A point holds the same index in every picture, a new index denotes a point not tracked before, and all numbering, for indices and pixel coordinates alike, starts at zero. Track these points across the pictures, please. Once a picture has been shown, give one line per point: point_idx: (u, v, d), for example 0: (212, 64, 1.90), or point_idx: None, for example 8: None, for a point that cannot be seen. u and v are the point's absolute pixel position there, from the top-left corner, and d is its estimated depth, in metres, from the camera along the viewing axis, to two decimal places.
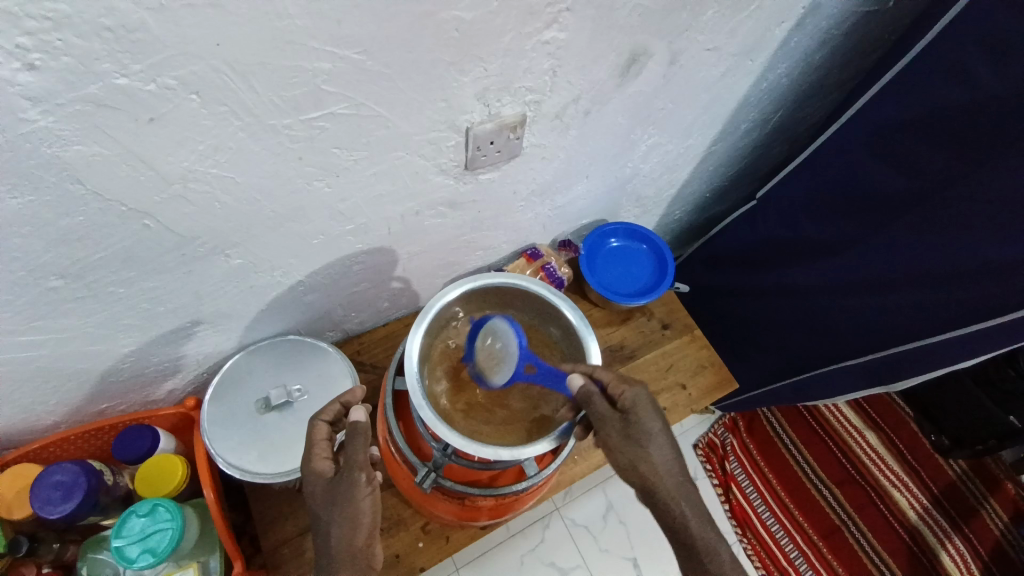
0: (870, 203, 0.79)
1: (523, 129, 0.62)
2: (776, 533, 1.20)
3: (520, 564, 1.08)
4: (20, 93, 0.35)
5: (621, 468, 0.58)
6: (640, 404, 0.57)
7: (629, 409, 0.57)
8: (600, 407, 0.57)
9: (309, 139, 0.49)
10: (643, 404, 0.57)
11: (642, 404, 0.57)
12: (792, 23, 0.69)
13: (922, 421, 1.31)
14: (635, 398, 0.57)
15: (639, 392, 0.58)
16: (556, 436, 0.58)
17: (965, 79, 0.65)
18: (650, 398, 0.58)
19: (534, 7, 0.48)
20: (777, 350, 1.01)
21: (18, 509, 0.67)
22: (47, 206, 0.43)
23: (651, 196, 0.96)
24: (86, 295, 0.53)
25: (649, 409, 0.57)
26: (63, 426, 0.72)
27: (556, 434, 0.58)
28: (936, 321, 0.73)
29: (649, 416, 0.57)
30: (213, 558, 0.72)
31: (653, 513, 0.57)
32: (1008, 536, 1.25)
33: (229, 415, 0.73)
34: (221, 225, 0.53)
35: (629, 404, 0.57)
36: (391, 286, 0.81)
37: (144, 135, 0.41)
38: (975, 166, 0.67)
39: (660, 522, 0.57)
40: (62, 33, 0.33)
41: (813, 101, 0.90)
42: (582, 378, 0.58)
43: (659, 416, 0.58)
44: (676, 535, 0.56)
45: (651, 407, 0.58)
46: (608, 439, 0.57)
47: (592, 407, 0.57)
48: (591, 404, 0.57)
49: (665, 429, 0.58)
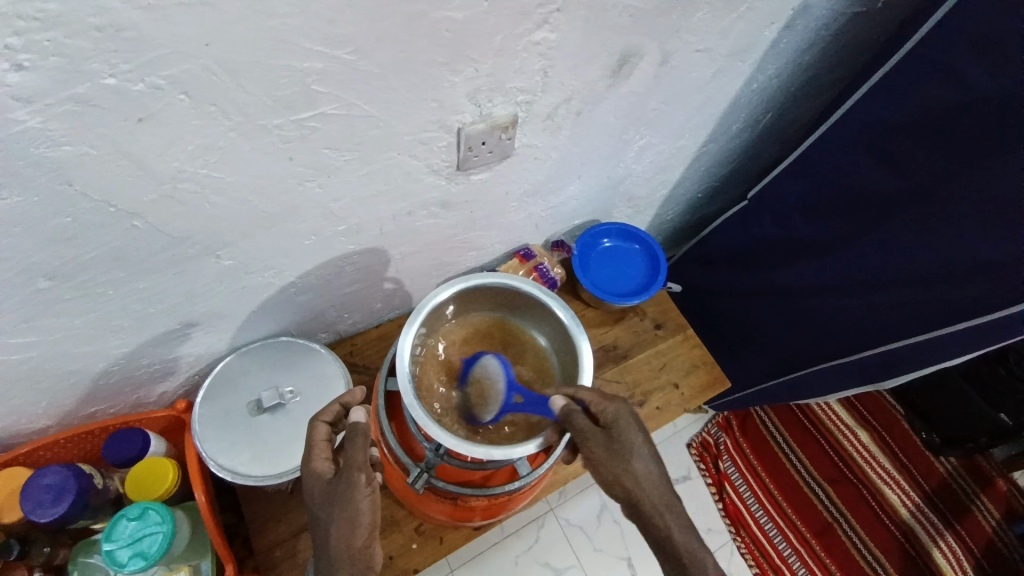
0: (861, 202, 0.79)
1: (515, 129, 0.62)
2: (770, 532, 1.20)
3: (515, 564, 1.08)
4: (9, 93, 0.35)
5: (607, 484, 0.57)
6: (622, 419, 0.58)
7: (611, 425, 0.58)
8: (581, 424, 0.58)
9: (300, 139, 0.49)
10: (624, 419, 0.58)
11: (623, 419, 0.58)
12: (783, 24, 0.70)
13: (913, 419, 1.32)
14: (617, 413, 0.58)
15: (620, 408, 0.59)
16: (541, 440, 0.58)
17: (954, 79, 0.66)
18: (631, 413, 0.59)
19: (526, 7, 0.48)
20: (769, 349, 1.01)
21: (9, 512, 0.66)
22: (37, 206, 0.43)
23: (644, 196, 0.96)
24: (77, 296, 0.53)
25: (631, 424, 0.58)
26: (53, 429, 0.71)
27: (541, 436, 0.58)
28: (927, 319, 0.74)
29: (631, 431, 0.58)
30: (205, 560, 0.71)
31: (640, 529, 0.57)
32: (1000, 533, 1.26)
33: (221, 416, 0.73)
34: (213, 225, 0.53)
35: (611, 419, 0.58)
36: (385, 286, 0.81)
37: (134, 135, 0.41)
38: (965, 165, 0.67)
39: (648, 538, 0.57)
40: (52, 33, 0.33)
41: (803, 102, 0.91)
42: (564, 398, 0.60)
43: (641, 430, 0.58)
44: (666, 554, 0.55)
45: (633, 423, 0.58)
46: (592, 453, 0.57)
47: (573, 424, 0.58)
48: (573, 422, 0.58)
49: (647, 445, 0.58)
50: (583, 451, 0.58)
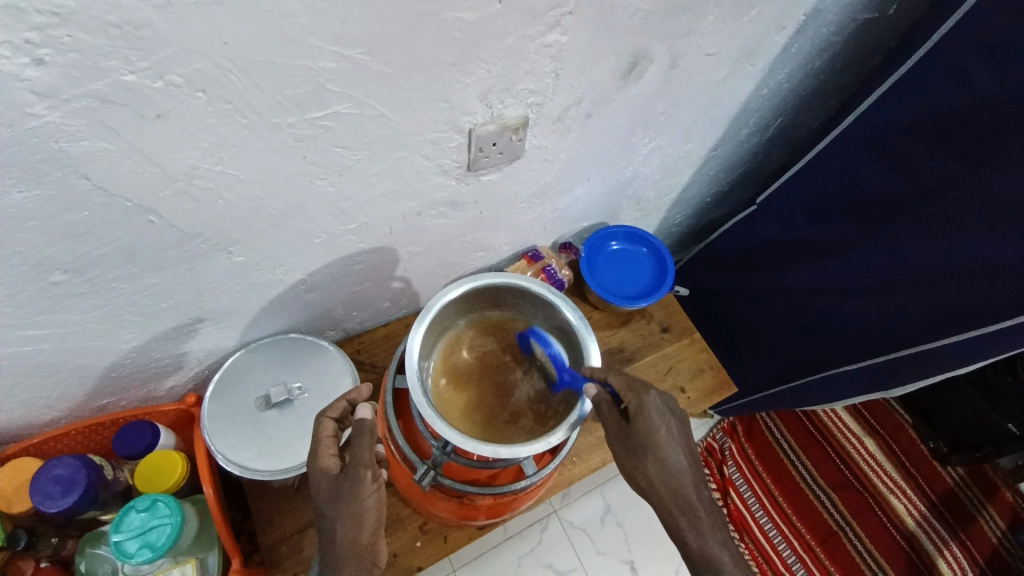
0: (870, 207, 0.79)
1: (525, 130, 0.62)
2: (774, 538, 1.20)
3: (518, 565, 1.08)
4: (27, 88, 0.36)
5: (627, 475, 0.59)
6: (645, 411, 0.58)
7: (633, 417, 0.58)
8: (606, 414, 0.59)
9: (312, 137, 0.49)
10: (646, 413, 0.57)
11: (646, 411, 0.58)
12: (793, 29, 0.70)
13: (920, 425, 1.31)
14: (640, 405, 0.58)
15: (646, 400, 0.58)
16: (559, 432, 0.58)
17: (964, 85, 0.66)
18: (659, 406, 0.58)
19: (536, 9, 0.48)
20: (776, 353, 1.01)
21: (18, 503, 0.67)
22: (52, 201, 0.43)
23: (652, 199, 0.96)
24: (89, 290, 0.54)
25: (654, 416, 0.57)
26: (63, 421, 0.72)
27: (559, 431, 0.58)
28: (935, 325, 0.73)
29: (653, 426, 0.57)
30: (211, 554, 0.72)
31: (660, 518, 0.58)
32: (1007, 544, 1.24)
33: (229, 411, 0.74)
34: (224, 222, 0.54)
35: (633, 411, 0.58)
36: (392, 285, 0.82)
37: (149, 131, 0.42)
38: (975, 170, 0.67)
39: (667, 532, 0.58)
40: (70, 29, 0.34)
41: (814, 106, 0.91)
42: (594, 386, 0.60)
43: (665, 425, 0.57)
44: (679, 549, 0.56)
45: (657, 416, 0.58)
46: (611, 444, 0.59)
47: (599, 411, 0.60)
48: (598, 407, 0.60)
49: (671, 441, 0.57)
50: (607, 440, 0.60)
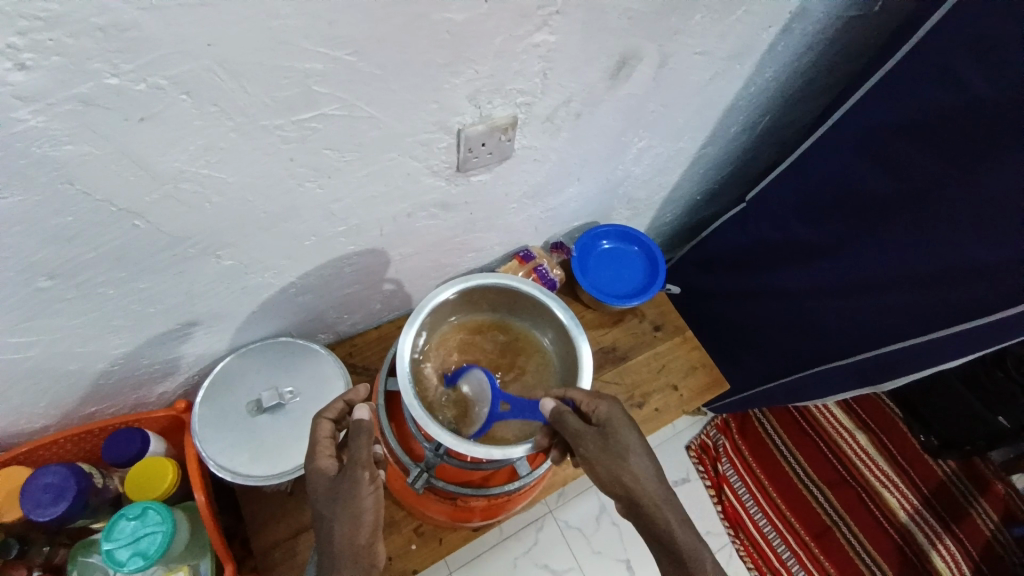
0: (859, 203, 0.80)
1: (515, 130, 0.62)
2: (769, 534, 1.20)
3: (514, 566, 1.08)
4: (12, 92, 0.35)
5: (604, 485, 0.57)
6: (614, 418, 0.58)
7: (604, 423, 0.58)
8: (573, 424, 0.57)
9: (302, 139, 0.49)
10: (616, 417, 0.58)
11: (615, 418, 0.58)
12: (781, 28, 0.71)
13: (912, 421, 1.32)
14: (609, 411, 0.59)
15: (612, 406, 0.59)
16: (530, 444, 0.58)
17: (948, 82, 0.67)
18: (622, 412, 0.59)
19: (526, 9, 0.48)
20: (768, 350, 1.01)
21: (10, 510, 0.66)
22: (39, 206, 0.43)
23: (643, 198, 0.97)
24: (77, 295, 0.53)
25: (624, 423, 0.58)
26: (53, 429, 0.71)
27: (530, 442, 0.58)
28: (924, 320, 0.74)
29: (625, 428, 0.58)
30: (204, 560, 0.71)
31: (638, 527, 0.56)
32: (999, 536, 1.26)
33: (221, 416, 0.73)
34: (213, 225, 0.53)
35: (603, 419, 0.58)
36: (385, 287, 0.81)
37: (135, 134, 0.42)
38: (962, 165, 0.68)
39: (647, 539, 0.56)
40: (55, 33, 0.34)
41: (802, 104, 0.91)
42: (553, 401, 0.59)
43: (634, 430, 0.58)
44: (665, 551, 0.55)
45: (625, 423, 0.58)
46: (587, 453, 0.56)
47: (565, 425, 0.58)
48: (563, 421, 0.58)
49: (641, 442, 0.58)
50: (579, 452, 0.57)
